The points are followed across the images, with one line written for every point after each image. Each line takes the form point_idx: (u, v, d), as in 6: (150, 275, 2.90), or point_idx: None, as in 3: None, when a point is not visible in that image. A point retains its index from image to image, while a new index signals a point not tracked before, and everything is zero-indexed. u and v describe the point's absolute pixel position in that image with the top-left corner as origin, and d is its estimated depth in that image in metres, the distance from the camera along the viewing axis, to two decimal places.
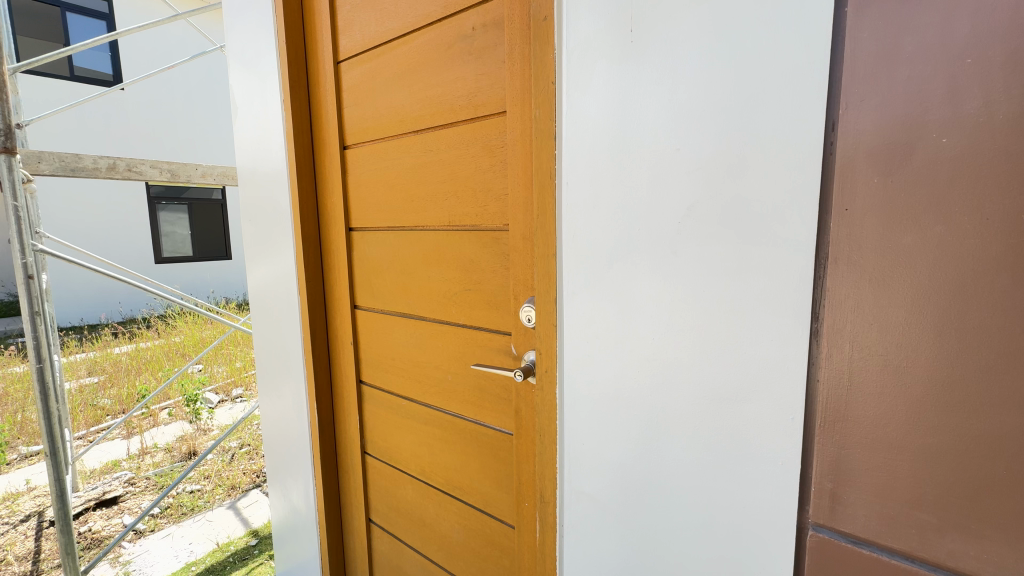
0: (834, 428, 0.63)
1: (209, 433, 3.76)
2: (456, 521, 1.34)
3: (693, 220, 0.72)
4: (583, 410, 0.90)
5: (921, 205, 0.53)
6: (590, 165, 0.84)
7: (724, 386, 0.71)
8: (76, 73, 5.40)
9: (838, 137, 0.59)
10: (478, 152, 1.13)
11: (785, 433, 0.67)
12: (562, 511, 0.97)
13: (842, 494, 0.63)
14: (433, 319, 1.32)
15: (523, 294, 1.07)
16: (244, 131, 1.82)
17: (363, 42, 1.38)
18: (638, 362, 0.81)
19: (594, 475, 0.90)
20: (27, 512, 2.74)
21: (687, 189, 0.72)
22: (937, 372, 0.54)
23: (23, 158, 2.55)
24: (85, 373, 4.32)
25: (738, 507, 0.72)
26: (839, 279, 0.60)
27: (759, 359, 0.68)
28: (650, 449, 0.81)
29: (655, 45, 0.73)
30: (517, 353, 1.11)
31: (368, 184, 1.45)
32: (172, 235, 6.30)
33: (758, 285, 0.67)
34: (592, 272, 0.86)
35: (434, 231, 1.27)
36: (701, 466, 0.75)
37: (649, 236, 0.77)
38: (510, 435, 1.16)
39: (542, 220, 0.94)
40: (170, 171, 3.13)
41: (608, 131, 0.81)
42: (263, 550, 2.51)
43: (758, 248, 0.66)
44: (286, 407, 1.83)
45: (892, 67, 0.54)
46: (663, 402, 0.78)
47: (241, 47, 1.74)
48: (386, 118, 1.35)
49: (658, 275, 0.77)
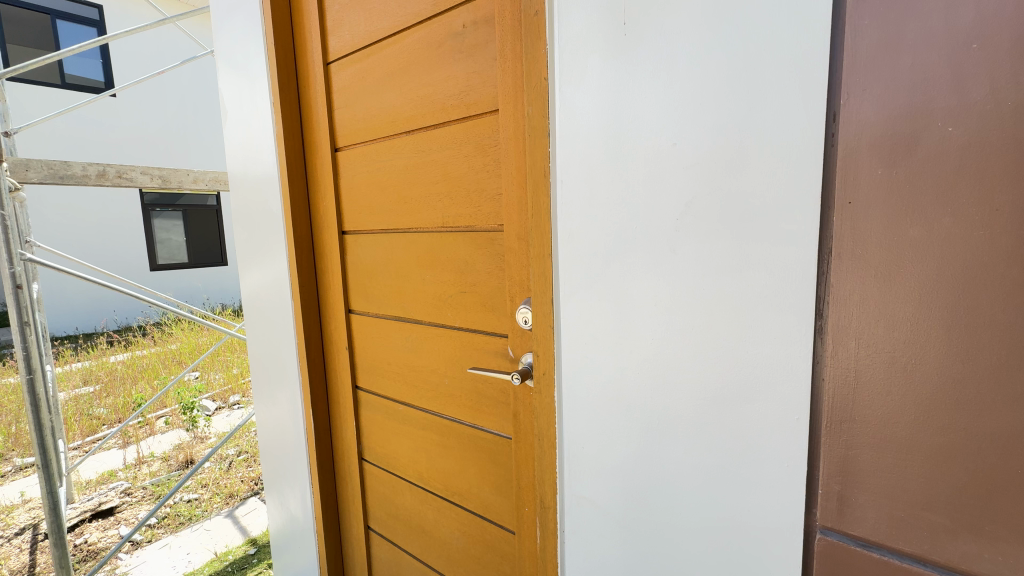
0: (840, 428, 0.61)
1: (206, 441, 3.75)
2: (456, 527, 1.32)
3: (691, 216, 0.70)
4: (582, 413, 0.88)
5: (926, 198, 0.52)
6: (586, 163, 0.82)
7: (726, 387, 0.70)
8: (67, 81, 5.38)
9: (840, 128, 0.57)
10: (472, 152, 1.11)
11: (791, 434, 0.65)
12: (563, 517, 0.95)
13: (850, 496, 0.61)
14: (428, 322, 1.30)
15: (520, 294, 1.05)
16: (233, 135, 1.79)
17: (352, 42, 1.36)
18: (638, 363, 0.79)
19: (594, 478, 0.88)
20: (22, 525, 2.70)
21: (685, 185, 0.70)
22: (948, 370, 0.52)
23: (11, 166, 2.49)
24: (80, 383, 4.29)
25: (741, 510, 0.71)
26: (843, 275, 0.58)
27: (762, 358, 0.66)
28: (651, 451, 0.79)
29: (649, 38, 0.71)
30: (514, 355, 1.09)
31: (360, 186, 1.43)
32: (167, 242, 6.28)
33: (760, 283, 0.65)
34: (589, 272, 0.84)
35: (428, 233, 1.25)
36: (703, 469, 0.73)
37: (647, 234, 0.75)
38: (510, 440, 1.14)
39: (536, 219, 0.92)
40: (161, 176, 3.08)
41: (604, 126, 0.78)
42: (262, 559, 2.48)
43: (758, 246, 0.65)
44: (282, 414, 1.80)
45: (894, 56, 0.52)
46: (663, 403, 0.77)
47: (230, 50, 1.72)
48: (377, 119, 1.33)
49: (657, 274, 0.75)
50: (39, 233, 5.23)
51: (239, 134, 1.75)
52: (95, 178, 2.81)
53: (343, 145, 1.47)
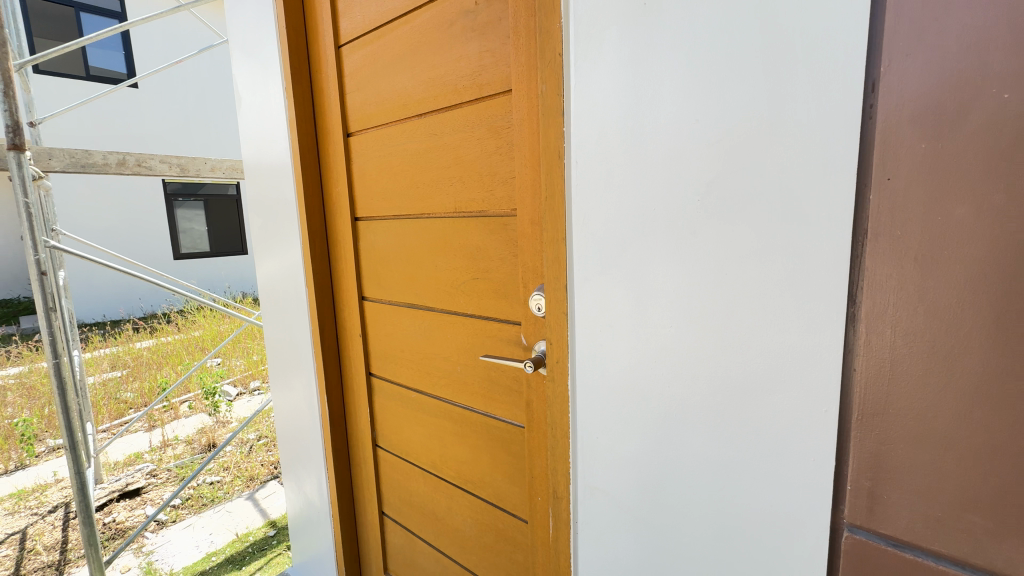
0: (872, 421, 0.57)
1: (227, 425, 3.85)
2: (469, 515, 1.31)
3: (713, 198, 0.66)
4: (596, 402, 0.86)
5: (975, 171, 0.47)
6: (602, 143, 0.78)
7: (748, 377, 0.66)
8: (91, 73, 5.50)
9: (879, 99, 0.52)
10: (484, 134, 1.08)
11: (818, 426, 0.61)
12: (575, 507, 0.93)
13: (881, 493, 0.57)
14: (441, 309, 1.28)
15: (533, 281, 1.03)
16: (247, 123, 1.79)
17: (362, 24, 1.33)
18: (655, 351, 0.76)
19: (608, 469, 0.86)
20: (54, 503, 2.81)
21: (707, 164, 0.66)
22: (996, 361, 0.48)
23: (35, 154, 2.55)
24: (108, 367, 4.43)
25: (761, 505, 0.68)
26: (879, 258, 0.54)
27: (787, 347, 0.63)
28: (667, 443, 0.76)
29: (670, 7, 0.67)
30: (527, 343, 1.07)
31: (372, 172, 1.41)
32: (190, 232, 6.41)
33: (787, 268, 0.61)
34: (605, 257, 0.81)
35: (441, 219, 1.23)
36: (722, 462, 0.70)
37: (667, 216, 0.72)
38: (522, 428, 1.12)
39: (550, 202, 0.89)
40: (179, 165, 3.10)
41: (622, 103, 0.75)
42: (281, 541, 2.53)
43: (784, 228, 0.61)
44: (298, 400, 1.81)
45: (941, 17, 0.47)
46: (681, 394, 0.74)
47: (243, 36, 1.70)
48: (389, 103, 1.30)
49: (676, 258, 0.72)
50: (67, 223, 5.39)
51: (253, 121, 1.75)
52: (115, 166, 2.86)
53: (355, 130, 1.45)
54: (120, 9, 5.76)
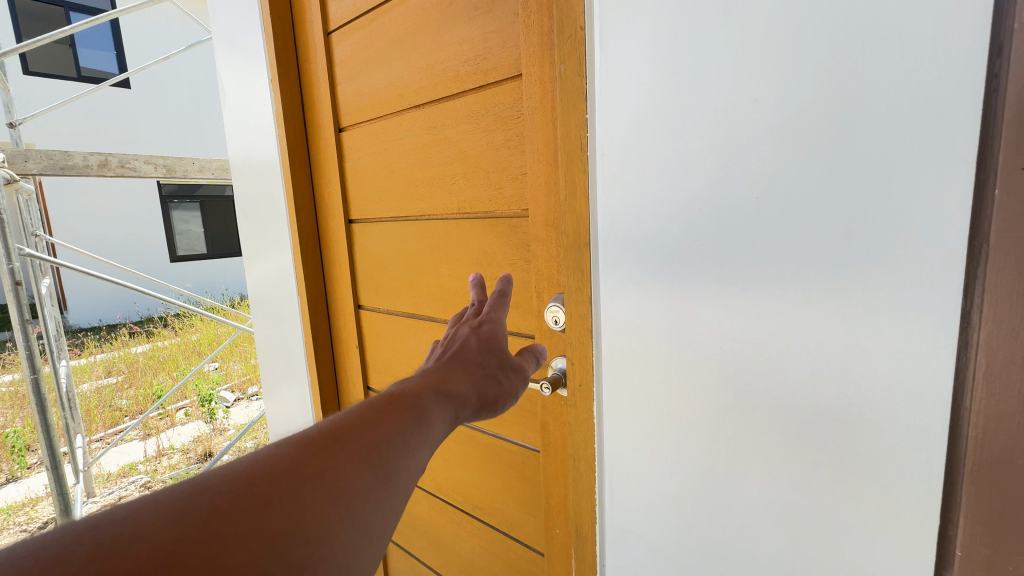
0: (995, 472, 0.45)
1: (225, 433, 3.74)
2: (478, 543, 1.20)
3: (777, 194, 0.55)
4: (627, 433, 0.74)
5: None
6: (636, 130, 0.66)
7: (819, 409, 0.56)
8: (82, 73, 5.38)
9: (1013, 62, 0.40)
10: (490, 126, 0.97)
11: (914, 471, 0.50)
12: (601, 548, 0.82)
13: (1005, 565, 0.45)
14: (445, 319, 1.17)
15: (548, 289, 0.92)
16: (233, 120, 1.67)
17: (352, 8, 1.21)
18: (701, 376, 0.65)
19: (642, 509, 0.75)
20: (45, 519, 2.70)
21: (769, 156, 0.55)
22: None
23: (8, 157, 2.40)
24: (102, 374, 4.33)
25: (835, 561, 0.57)
26: (1009, 266, 0.42)
27: (874, 374, 0.52)
28: (716, 482, 0.66)
29: None
30: (542, 360, 0.95)
31: (366, 169, 1.29)
32: (187, 234, 6.23)
33: (874, 280, 0.50)
34: (638, 265, 0.69)
35: (442, 221, 1.11)
36: (783, 506, 0.60)
37: (717, 217, 0.60)
38: (538, 453, 1.01)
39: (570, 203, 0.77)
40: (165, 165, 2.96)
41: (661, 82, 0.63)
42: None
43: (870, 231, 0.50)
44: (292, 415, 1.70)
45: None
46: (733, 427, 0.63)
47: (226, 25, 1.58)
48: (383, 94, 1.18)
49: (728, 268, 0.60)
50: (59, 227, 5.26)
51: (239, 117, 1.63)
52: (97, 168, 2.71)
53: (347, 125, 1.33)
54: (109, 6, 5.60)
